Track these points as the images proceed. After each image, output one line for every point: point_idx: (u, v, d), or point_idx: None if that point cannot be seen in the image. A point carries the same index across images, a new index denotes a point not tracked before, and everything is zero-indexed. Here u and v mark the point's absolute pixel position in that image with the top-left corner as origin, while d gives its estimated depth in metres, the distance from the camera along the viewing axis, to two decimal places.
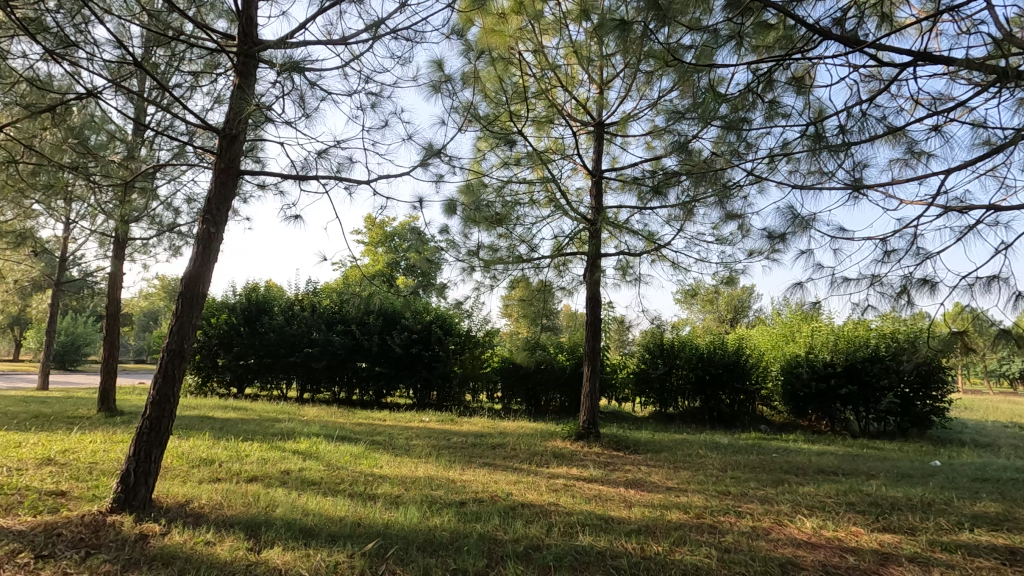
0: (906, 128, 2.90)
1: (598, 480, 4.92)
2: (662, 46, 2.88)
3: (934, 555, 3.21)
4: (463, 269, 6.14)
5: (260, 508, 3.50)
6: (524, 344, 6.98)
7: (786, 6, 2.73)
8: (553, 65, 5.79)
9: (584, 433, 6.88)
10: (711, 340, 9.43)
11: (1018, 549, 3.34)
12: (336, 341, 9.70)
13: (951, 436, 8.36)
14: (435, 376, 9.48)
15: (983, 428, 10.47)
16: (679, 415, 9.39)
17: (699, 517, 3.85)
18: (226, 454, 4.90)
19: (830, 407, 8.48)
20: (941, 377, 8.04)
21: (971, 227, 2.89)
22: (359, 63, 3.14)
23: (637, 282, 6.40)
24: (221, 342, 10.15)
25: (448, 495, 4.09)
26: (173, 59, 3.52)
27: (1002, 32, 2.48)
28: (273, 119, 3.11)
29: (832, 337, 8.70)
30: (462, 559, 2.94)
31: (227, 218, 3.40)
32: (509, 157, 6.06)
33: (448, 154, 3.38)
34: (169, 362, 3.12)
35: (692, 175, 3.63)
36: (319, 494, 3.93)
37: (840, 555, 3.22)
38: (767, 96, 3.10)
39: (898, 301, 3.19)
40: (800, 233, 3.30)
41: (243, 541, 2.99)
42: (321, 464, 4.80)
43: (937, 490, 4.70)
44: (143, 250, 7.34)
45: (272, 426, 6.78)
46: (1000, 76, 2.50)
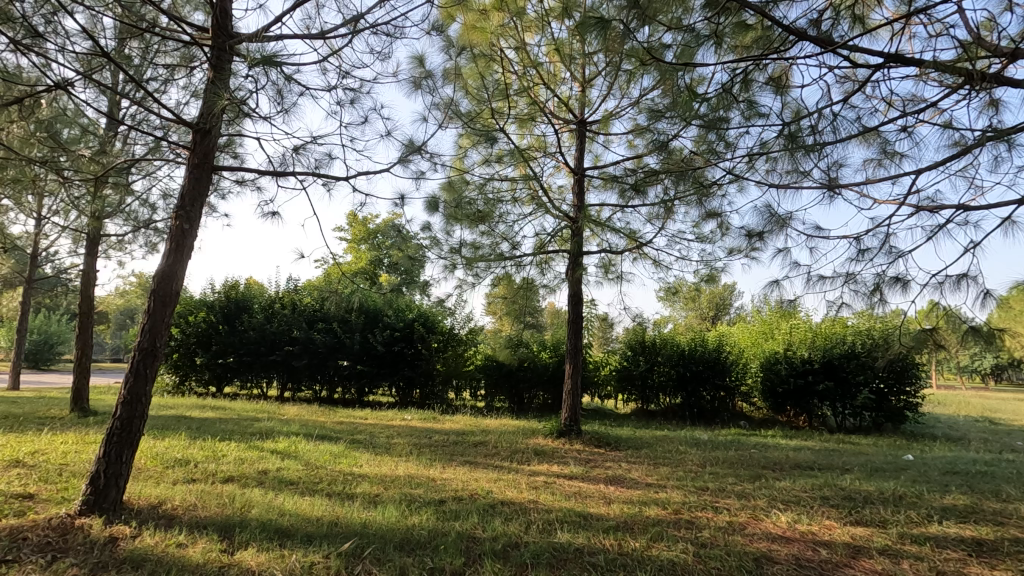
0: (879, 128, 2.94)
1: (579, 477, 4.95)
2: (642, 45, 2.89)
3: (903, 548, 3.28)
4: (445, 267, 6.11)
5: (235, 509, 3.45)
6: (506, 342, 6.99)
7: (763, 6, 2.75)
8: (535, 62, 5.79)
9: (566, 431, 6.90)
10: (692, 337, 9.53)
11: (984, 540, 3.43)
12: (317, 339, 9.60)
13: (924, 431, 8.55)
14: (417, 374, 9.45)
15: (954, 422, 10.75)
16: (661, 412, 9.47)
17: (677, 513, 3.89)
18: (203, 455, 4.82)
19: (807, 403, 8.62)
20: (915, 373, 8.21)
21: (941, 226, 2.90)
22: (337, 58, 3.09)
23: (618, 279, 6.43)
24: (200, 340, 9.99)
25: (427, 493, 4.08)
26: (148, 52, 3.45)
27: (971, 36, 2.51)
28: (249, 114, 3.05)
29: (810, 334, 8.85)
30: (439, 558, 2.93)
31: (201, 215, 3.33)
32: (492, 155, 6.04)
33: (428, 151, 3.35)
34: (140, 361, 3.05)
35: (672, 175, 3.66)
36: (297, 494, 3.89)
37: (813, 548, 3.27)
38: (745, 96, 3.12)
39: (872, 299, 3.24)
40: (777, 231, 3.34)
41: (216, 542, 2.95)
42: (299, 463, 4.74)
43: (909, 484, 4.81)
44: (117, 246, 7.19)
45: (250, 425, 6.69)
46: (968, 79, 2.54)
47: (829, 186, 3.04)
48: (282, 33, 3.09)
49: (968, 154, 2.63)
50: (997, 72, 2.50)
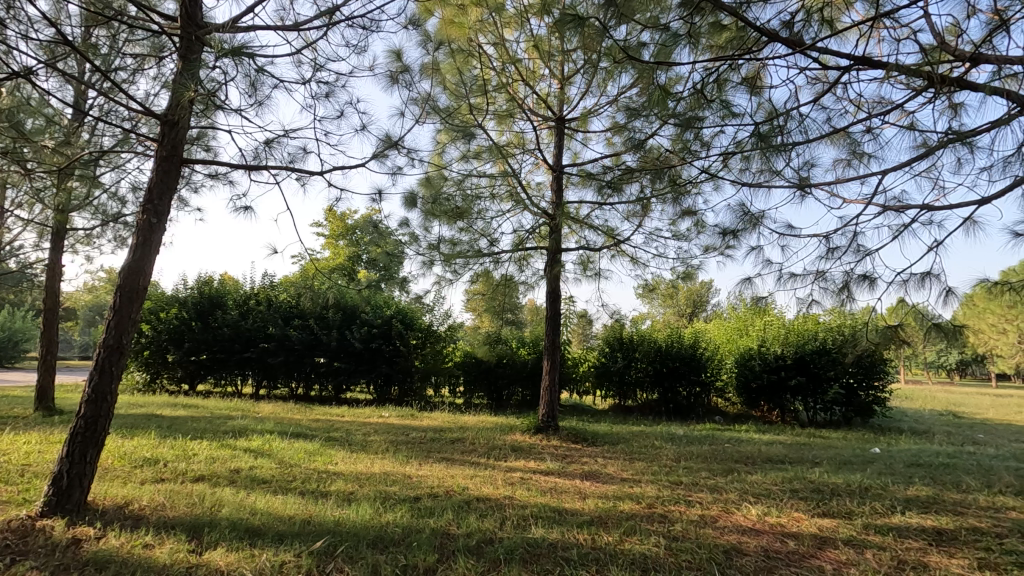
0: (849, 129, 3.00)
1: (555, 472, 4.97)
2: (619, 43, 2.90)
3: (868, 538, 3.37)
4: (423, 263, 6.08)
5: (204, 509, 3.38)
6: (485, 338, 7.01)
7: (738, 7, 2.77)
8: (514, 58, 5.77)
9: (543, 427, 6.93)
10: (669, 334, 9.65)
11: (944, 530, 3.54)
12: (293, 336, 9.47)
13: (891, 425, 8.80)
14: (395, 371, 9.36)
15: (919, 416, 11.07)
16: (638, 408, 9.62)
17: (650, 507, 3.94)
18: (172, 454, 4.72)
19: (780, 398, 8.79)
20: (883, 368, 8.42)
21: (907, 226, 2.97)
22: (313, 50, 3.05)
23: (596, 276, 6.48)
24: (171, 338, 9.77)
25: (402, 490, 4.06)
26: (115, 41, 3.35)
27: (936, 41, 2.58)
28: (220, 106, 2.98)
29: (783, 331, 9.03)
30: (412, 555, 2.92)
31: (170, 208, 3.25)
32: (470, 151, 6.03)
33: (405, 146, 3.33)
34: (105, 359, 2.98)
35: (648, 173, 3.69)
36: (269, 492, 3.83)
37: (781, 540, 3.34)
38: (719, 96, 3.16)
39: (840, 296, 3.31)
40: (750, 229, 3.39)
41: (184, 542, 2.89)
42: (272, 462, 4.66)
43: (875, 476, 4.95)
44: (85, 240, 6.98)
45: (224, 423, 6.58)
46: (933, 83, 2.60)
47: (800, 186, 3.09)
48: (254, 24, 3.03)
49: (932, 156, 2.70)
50: (958, 76, 2.57)
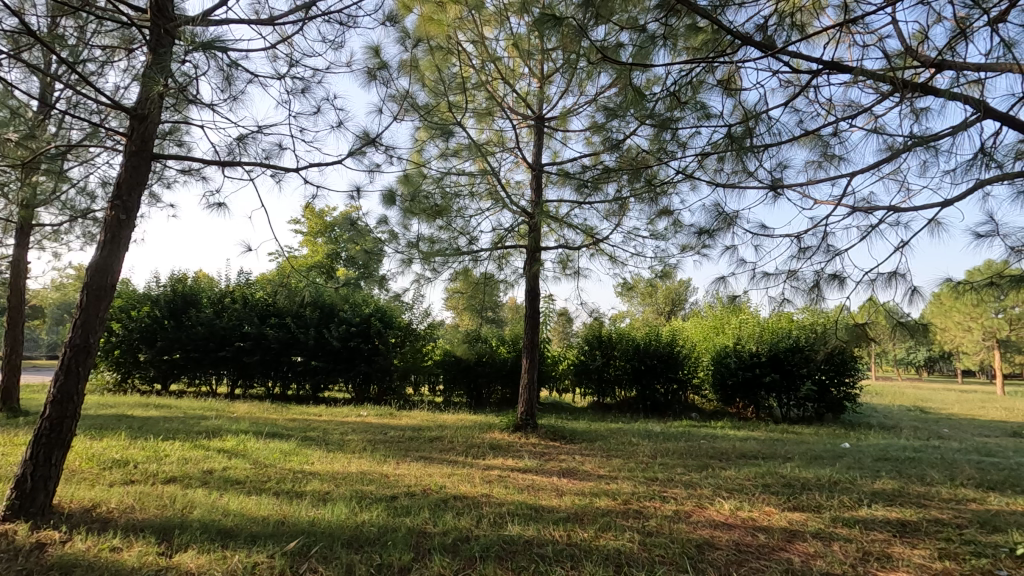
0: (820, 132, 3.06)
1: (532, 470, 5.00)
2: (597, 43, 2.91)
3: (835, 531, 3.46)
4: (402, 261, 6.04)
5: (175, 511, 3.32)
6: (464, 337, 7.01)
7: (713, 10, 2.80)
8: (494, 57, 5.77)
9: (522, 425, 6.95)
10: (647, 332, 9.75)
11: (907, 521, 3.66)
12: (269, 335, 9.36)
13: (860, 420, 9.03)
14: (374, 370, 9.28)
15: (889, 412, 11.38)
16: (616, 405, 9.73)
17: (626, 503, 3.99)
18: (143, 455, 4.63)
19: (755, 395, 8.94)
20: (853, 365, 8.63)
21: (875, 226, 3.05)
22: (288, 45, 3.01)
23: (575, 274, 6.52)
24: (144, 336, 9.53)
25: (379, 489, 4.04)
26: (83, 32, 3.26)
27: (903, 46, 2.65)
28: (192, 100, 2.93)
29: (758, 329, 9.19)
30: (388, 553, 2.92)
31: (139, 204, 3.18)
32: (449, 149, 6.01)
33: (383, 143, 3.31)
34: (72, 359, 2.90)
35: (625, 172, 3.72)
36: (242, 493, 3.78)
37: (752, 534, 3.41)
38: (694, 98, 3.19)
39: (811, 295, 3.39)
40: (725, 229, 3.44)
41: (153, 546, 2.84)
42: (246, 462, 4.61)
43: (843, 470, 5.09)
44: (53, 236, 6.79)
45: (198, 423, 6.47)
46: (900, 88, 2.67)
47: (772, 187, 3.15)
48: (227, 18, 2.98)
49: (898, 159, 2.77)
50: (923, 81, 2.65)
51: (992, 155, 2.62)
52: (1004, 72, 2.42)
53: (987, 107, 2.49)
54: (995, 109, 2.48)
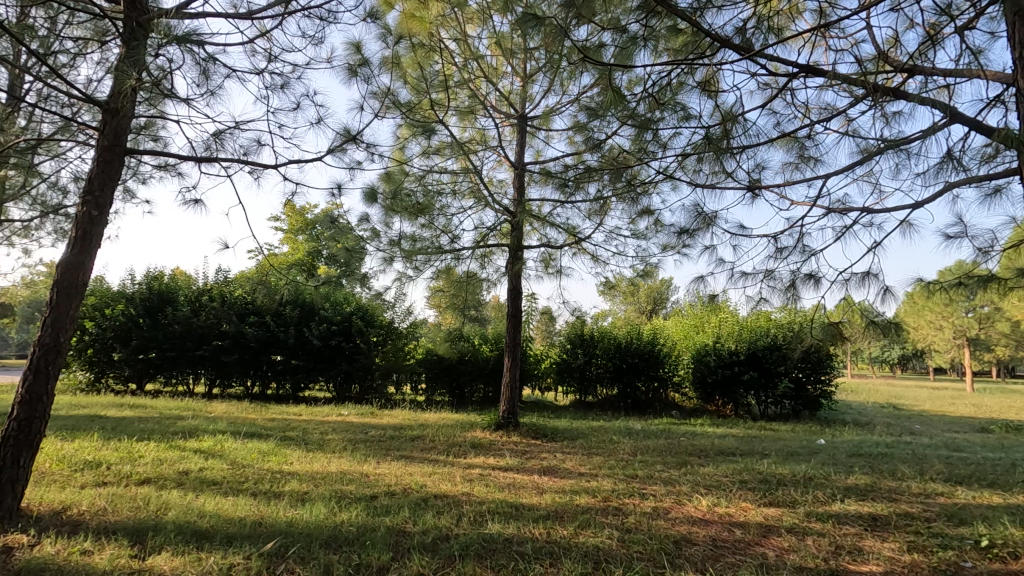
0: (797, 134, 3.10)
1: (513, 468, 5.01)
2: (579, 43, 2.92)
3: (809, 526, 3.53)
4: (383, 259, 6.01)
5: (150, 513, 3.26)
6: (446, 336, 7.01)
7: (693, 12, 2.83)
8: (476, 55, 5.76)
9: (504, 424, 6.96)
10: (629, 331, 9.83)
11: (878, 515, 3.75)
12: (248, 333, 9.23)
13: (835, 417, 9.23)
14: (355, 368, 9.22)
15: (863, 409, 11.65)
16: (598, 403, 9.79)
17: (605, 500, 4.03)
18: (117, 456, 4.53)
19: (733, 393, 9.08)
20: (829, 363, 8.81)
21: (850, 227, 3.10)
22: (267, 40, 2.97)
23: (558, 273, 6.55)
24: (118, 335, 9.31)
25: (359, 489, 4.02)
26: (54, 23, 3.17)
27: (877, 51, 2.69)
28: (167, 95, 2.87)
29: (737, 327, 9.33)
30: (367, 553, 2.90)
31: (113, 200, 3.11)
32: (432, 147, 5.99)
33: (364, 140, 3.29)
34: (41, 358, 2.83)
35: (607, 172, 3.74)
36: (219, 494, 3.73)
37: (729, 529, 3.47)
38: (674, 99, 3.22)
39: (787, 294, 3.45)
40: (704, 228, 3.48)
41: (126, 548, 2.79)
42: (223, 462, 4.55)
43: (818, 466, 5.19)
44: (23, 232, 6.60)
45: (174, 424, 6.36)
46: (873, 92, 2.72)
47: (749, 188, 3.19)
48: (203, 11, 2.93)
49: (871, 162, 2.82)
50: (895, 86, 2.71)
51: (959, 159, 2.69)
52: (971, 78, 2.49)
53: (954, 112, 2.55)
54: (962, 114, 2.55)
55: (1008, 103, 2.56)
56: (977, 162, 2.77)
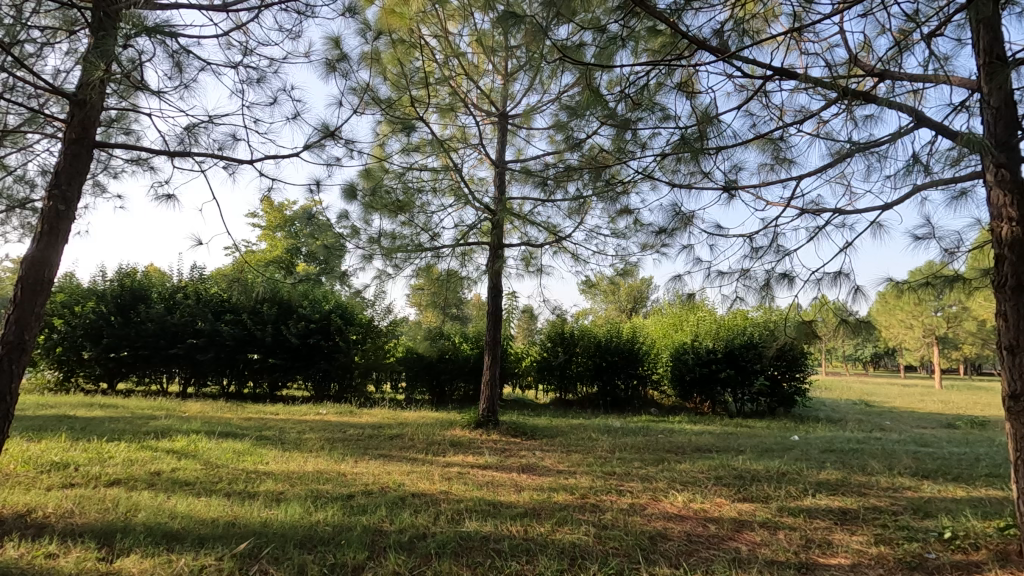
0: (772, 135, 3.14)
1: (493, 467, 5.01)
2: (559, 42, 2.92)
3: (781, 520, 3.60)
4: (363, 257, 5.96)
5: (118, 515, 3.19)
6: (426, 334, 6.98)
7: (672, 13, 2.85)
8: (457, 52, 5.74)
9: (484, 422, 6.96)
10: (609, 329, 9.91)
11: (847, 509, 3.84)
12: (224, 331, 9.07)
13: (809, 414, 9.42)
14: (334, 367, 9.13)
15: (836, 406, 11.93)
16: (578, 401, 9.84)
17: (583, 497, 4.06)
18: (86, 457, 4.43)
19: (711, 390, 9.20)
20: (804, 361, 9.00)
21: (824, 227, 3.15)
22: (242, 33, 2.92)
23: (539, 272, 6.57)
24: (88, 333, 9.07)
25: (336, 488, 3.99)
26: (20, 10, 3.07)
27: (849, 54, 2.74)
28: (138, 87, 2.80)
29: (714, 326, 9.47)
30: (342, 553, 2.88)
31: (80, 195, 3.02)
32: (412, 144, 5.95)
33: (343, 136, 3.25)
34: (4, 358, 2.73)
35: (586, 172, 3.75)
36: (191, 495, 3.66)
37: (703, 525, 3.52)
38: (653, 99, 3.25)
39: (763, 293, 3.51)
40: (682, 228, 3.51)
41: (93, 551, 2.72)
42: (197, 463, 4.47)
43: (792, 462, 5.30)
44: None
45: (146, 424, 6.22)
46: (845, 95, 2.77)
47: (726, 188, 3.22)
48: (176, 2, 2.87)
49: (844, 164, 2.87)
50: (866, 90, 2.76)
51: (927, 162, 2.76)
52: (937, 84, 2.56)
53: (922, 116, 2.62)
54: (929, 118, 2.61)
55: (972, 109, 2.64)
56: (944, 166, 2.85)
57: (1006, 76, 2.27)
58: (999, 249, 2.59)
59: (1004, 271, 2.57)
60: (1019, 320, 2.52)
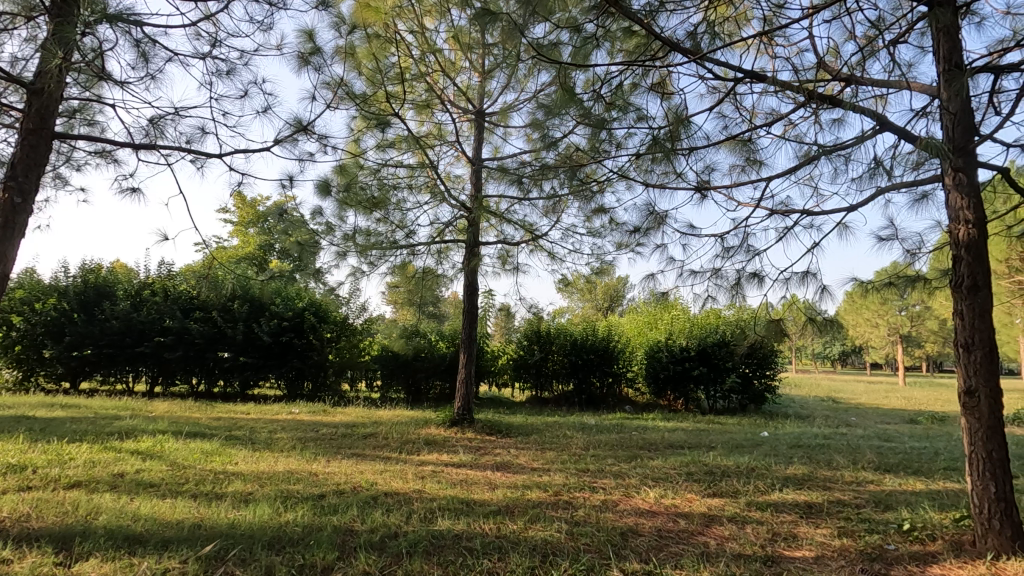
0: (743, 137, 3.18)
1: (467, 465, 5.00)
2: (536, 41, 2.92)
3: (749, 514, 3.67)
4: (337, 254, 5.88)
5: (78, 518, 3.09)
6: (402, 332, 6.92)
7: (647, 15, 2.88)
8: (434, 48, 5.69)
9: (459, 420, 6.94)
10: (584, 327, 9.98)
11: (813, 503, 3.94)
12: (193, 329, 8.84)
13: (779, 410, 9.63)
14: (308, 366, 9.00)
15: (805, 402, 12.22)
16: (554, 399, 9.88)
17: (557, 494, 4.08)
18: (45, 459, 4.28)
19: (684, 388, 9.32)
20: (773, 359, 9.19)
21: (792, 227, 3.20)
22: (212, 24, 2.85)
23: (515, 270, 6.56)
24: (49, 331, 8.77)
25: (307, 488, 3.93)
26: None
27: (818, 59, 2.80)
28: (101, 77, 2.71)
29: (688, 324, 9.62)
30: (311, 553, 2.84)
31: (38, 187, 2.91)
32: (387, 140, 5.89)
33: (316, 130, 3.20)
34: None
35: (561, 171, 3.75)
36: (156, 497, 3.57)
37: (673, 520, 3.57)
38: (627, 99, 3.26)
39: (734, 292, 3.55)
40: (654, 228, 3.53)
41: (49, 555, 2.63)
42: (163, 464, 4.36)
43: (761, 457, 5.41)
44: None
45: (110, 424, 6.03)
46: (812, 99, 2.82)
47: (698, 189, 3.25)
48: None
49: (811, 166, 2.92)
50: (832, 94, 2.82)
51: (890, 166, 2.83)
52: (900, 90, 2.64)
53: (884, 121, 2.69)
54: (891, 122, 2.68)
55: (932, 115, 2.73)
56: (906, 170, 2.93)
57: (964, 83, 2.36)
58: (956, 251, 2.69)
59: (960, 271, 2.67)
60: (974, 320, 2.62)
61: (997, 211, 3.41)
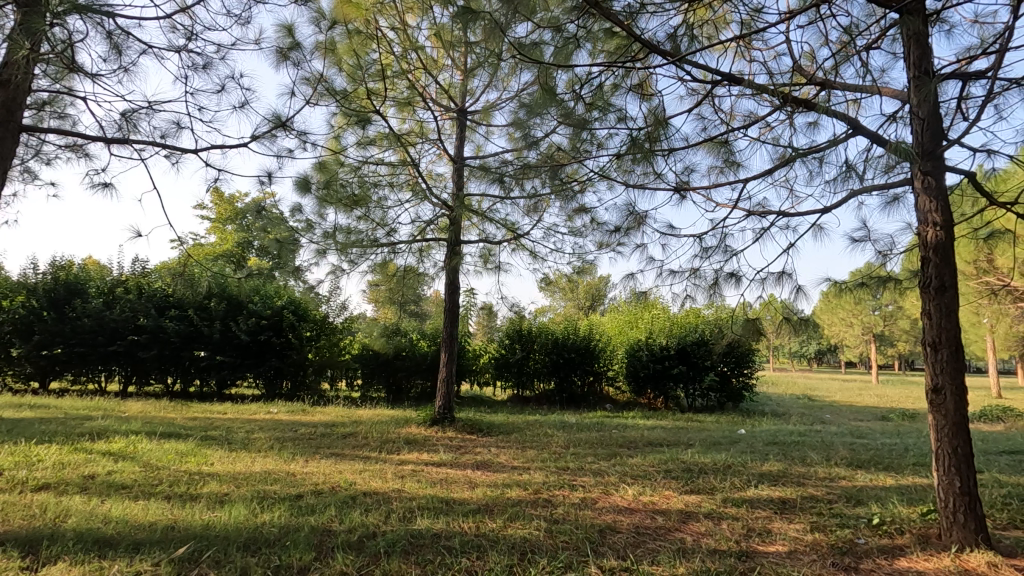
0: (721, 139, 3.22)
1: (447, 463, 5.00)
2: (517, 40, 2.92)
3: (725, 511, 3.73)
4: (316, 251, 5.82)
5: (46, 521, 3.01)
6: (383, 331, 6.87)
7: (628, 16, 2.90)
8: (416, 46, 5.66)
9: (439, 419, 6.91)
10: (566, 326, 10.03)
11: (787, 499, 4.02)
12: (168, 328, 8.65)
13: (756, 408, 9.79)
14: (287, 365, 8.89)
15: (781, 400, 12.44)
16: (535, 397, 9.91)
17: (536, 492, 4.10)
18: (12, 461, 4.16)
19: (664, 386, 9.42)
20: (750, 357, 9.34)
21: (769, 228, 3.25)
22: (187, 16, 2.80)
23: (497, 269, 6.57)
24: (17, 329, 8.52)
25: (284, 488, 3.88)
26: None
27: (794, 63, 2.85)
28: (72, 69, 2.65)
29: (667, 323, 9.72)
30: (287, 554, 2.81)
31: (4, 181, 2.82)
32: (369, 137, 5.84)
33: (295, 126, 3.16)
34: None
35: (543, 170, 3.76)
36: (128, 499, 3.50)
37: (651, 517, 3.61)
38: (608, 100, 3.29)
39: (712, 292, 3.60)
40: (634, 227, 3.57)
41: (15, 560, 2.56)
42: (136, 465, 4.27)
43: (737, 454, 5.49)
44: None
45: (80, 425, 5.89)
46: (788, 102, 2.87)
47: (676, 190, 3.29)
48: None
49: (787, 168, 2.98)
50: (807, 98, 2.88)
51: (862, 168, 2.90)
52: (872, 94, 2.70)
53: (857, 125, 2.75)
54: (863, 127, 2.75)
55: (901, 120, 2.81)
56: (878, 173, 3.00)
57: (931, 89, 2.43)
58: (925, 252, 2.76)
59: (929, 272, 2.74)
60: (941, 319, 2.69)
61: (964, 214, 3.50)
